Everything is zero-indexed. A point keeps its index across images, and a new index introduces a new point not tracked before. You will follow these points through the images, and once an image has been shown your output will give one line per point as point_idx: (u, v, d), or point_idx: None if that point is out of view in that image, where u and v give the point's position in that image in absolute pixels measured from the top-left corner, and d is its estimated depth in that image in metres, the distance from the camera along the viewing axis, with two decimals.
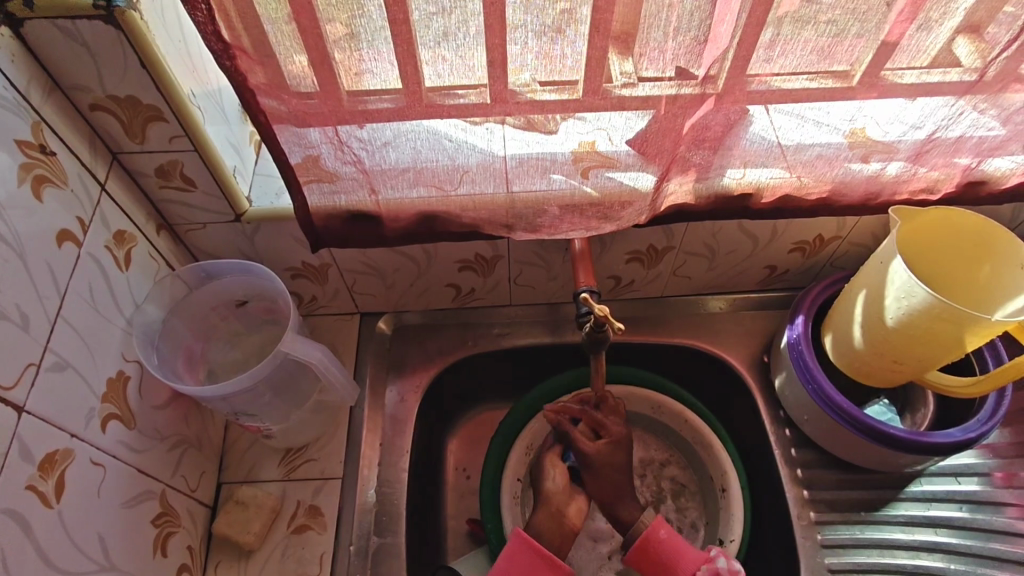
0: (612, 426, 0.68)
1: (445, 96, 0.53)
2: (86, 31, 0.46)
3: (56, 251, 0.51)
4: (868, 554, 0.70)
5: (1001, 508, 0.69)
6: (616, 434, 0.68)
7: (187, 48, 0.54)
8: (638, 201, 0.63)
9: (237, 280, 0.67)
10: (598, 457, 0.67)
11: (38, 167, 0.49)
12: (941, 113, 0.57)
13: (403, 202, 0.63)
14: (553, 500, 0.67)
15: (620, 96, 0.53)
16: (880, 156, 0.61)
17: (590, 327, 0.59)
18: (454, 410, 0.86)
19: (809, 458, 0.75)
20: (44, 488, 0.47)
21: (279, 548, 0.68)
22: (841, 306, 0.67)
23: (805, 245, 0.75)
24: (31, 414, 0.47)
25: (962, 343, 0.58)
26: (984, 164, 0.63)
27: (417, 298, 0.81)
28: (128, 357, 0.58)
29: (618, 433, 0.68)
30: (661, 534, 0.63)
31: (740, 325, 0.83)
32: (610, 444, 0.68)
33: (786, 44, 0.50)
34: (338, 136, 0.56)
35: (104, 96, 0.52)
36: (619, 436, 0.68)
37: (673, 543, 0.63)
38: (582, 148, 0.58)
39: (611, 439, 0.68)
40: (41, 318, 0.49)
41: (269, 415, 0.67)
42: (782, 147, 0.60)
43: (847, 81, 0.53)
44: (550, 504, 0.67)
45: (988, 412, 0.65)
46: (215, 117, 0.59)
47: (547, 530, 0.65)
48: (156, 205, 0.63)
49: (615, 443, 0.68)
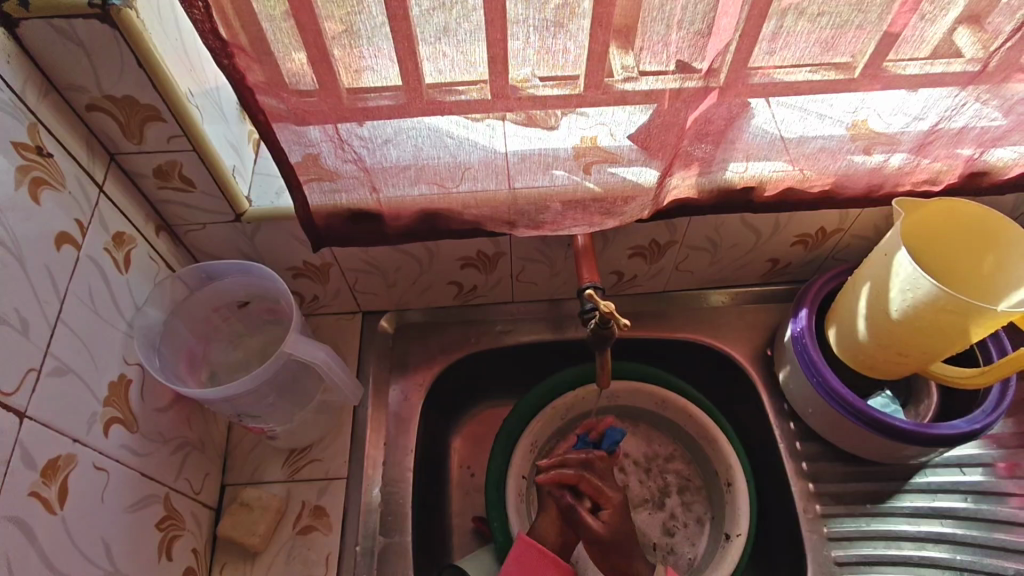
0: (609, 495, 0.67)
1: (446, 92, 0.52)
2: (81, 30, 0.46)
3: (55, 254, 0.50)
4: (874, 546, 0.70)
5: (1003, 498, 0.69)
6: (614, 502, 0.67)
7: (184, 47, 0.53)
8: (641, 195, 0.63)
9: (237, 282, 0.66)
10: (605, 533, 0.65)
11: (35, 169, 0.49)
12: (944, 104, 0.57)
13: (404, 200, 0.63)
14: (554, 511, 0.68)
15: (622, 90, 0.53)
16: (883, 147, 0.61)
17: (595, 323, 0.58)
18: (457, 408, 0.85)
19: (814, 450, 0.75)
20: (47, 493, 0.47)
21: (285, 549, 0.67)
22: (845, 298, 0.67)
23: (808, 238, 0.75)
24: (33, 420, 0.46)
25: (967, 334, 0.58)
26: (987, 155, 0.63)
27: (418, 296, 0.80)
28: (129, 360, 0.58)
29: (616, 500, 0.67)
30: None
31: (742, 318, 0.83)
32: (611, 512, 0.66)
33: (788, 36, 0.49)
34: (339, 134, 0.56)
35: (101, 97, 0.51)
36: (617, 502, 0.67)
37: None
38: (584, 143, 0.58)
39: (611, 508, 0.66)
40: (41, 322, 0.48)
41: (272, 415, 0.66)
42: (785, 139, 0.60)
43: (849, 72, 0.53)
44: (552, 511, 0.68)
45: (994, 403, 0.65)
46: (213, 116, 0.58)
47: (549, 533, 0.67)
48: (155, 206, 0.63)
49: (616, 513, 0.66)
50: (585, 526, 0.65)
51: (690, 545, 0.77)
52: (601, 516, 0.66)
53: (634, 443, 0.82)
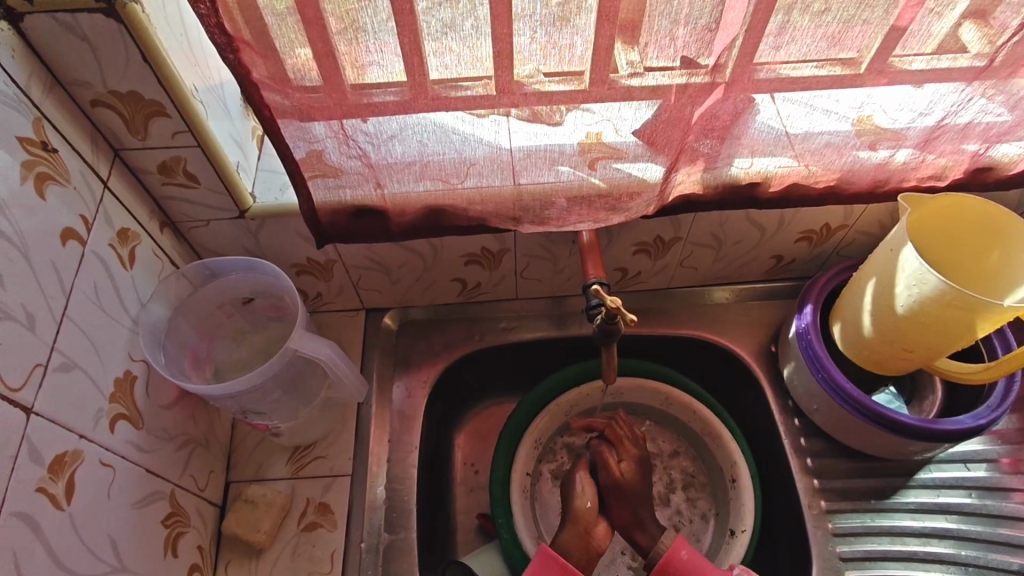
0: (629, 446, 0.71)
1: (451, 88, 0.52)
2: (85, 24, 0.46)
3: (60, 250, 0.50)
4: (878, 542, 0.70)
5: (1007, 493, 0.69)
6: (632, 453, 0.71)
7: (189, 41, 0.53)
8: (646, 191, 0.62)
9: (242, 279, 0.66)
10: (622, 478, 0.68)
11: (41, 164, 0.48)
12: (950, 99, 0.57)
13: (409, 196, 0.63)
14: (582, 519, 0.67)
15: (627, 86, 0.53)
16: (888, 143, 0.61)
17: (601, 319, 0.58)
18: (461, 405, 0.85)
19: (818, 447, 0.75)
20: (54, 489, 0.47)
21: (291, 546, 0.67)
22: (850, 294, 0.67)
23: (812, 234, 0.75)
24: (40, 415, 0.46)
25: (973, 329, 0.58)
26: (992, 150, 0.63)
27: (422, 294, 0.80)
28: (134, 356, 0.58)
29: (634, 453, 0.71)
30: (680, 554, 0.62)
31: (746, 315, 0.83)
32: (630, 462, 0.70)
33: (795, 31, 0.49)
34: (344, 130, 0.56)
35: (106, 92, 0.51)
36: (636, 453, 0.71)
37: (694, 562, 0.61)
38: (589, 139, 0.58)
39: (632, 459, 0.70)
40: (47, 317, 0.48)
41: (277, 412, 0.66)
42: (790, 135, 0.60)
43: (855, 68, 0.53)
44: (579, 523, 0.67)
45: (999, 398, 0.65)
46: (218, 112, 0.58)
47: (574, 546, 0.65)
48: (159, 202, 0.62)
49: (634, 462, 0.70)
50: (606, 469, 0.69)
51: (695, 541, 0.77)
52: (621, 463, 0.70)
53: None
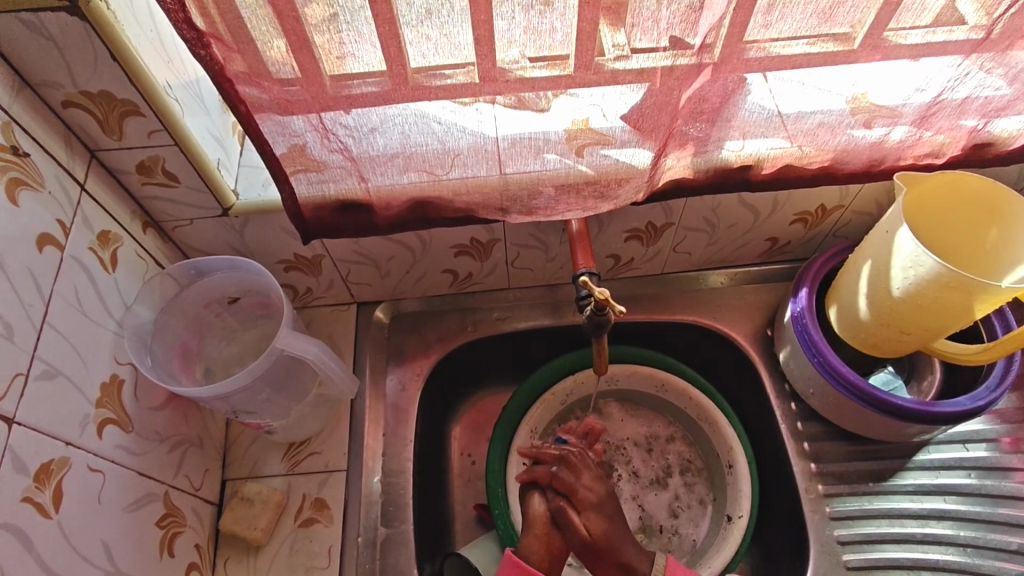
0: (585, 495, 0.61)
1: (431, 77, 0.51)
2: (50, 23, 0.44)
3: (37, 255, 0.49)
4: (877, 524, 0.69)
5: (1007, 473, 0.69)
6: (590, 501, 0.61)
7: (160, 38, 0.52)
8: (635, 177, 0.61)
9: (227, 277, 0.66)
10: (587, 531, 0.60)
11: (12, 169, 0.48)
12: (947, 74, 0.55)
13: (394, 189, 0.62)
14: (538, 521, 0.62)
15: (613, 69, 0.51)
16: (884, 120, 0.59)
17: (590, 310, 0.56)
18: (456, 396, 0.85)
19: (815, 430, 0.74)
20: (41, 497, 0.47)
21: (288, 542, 0.67)
22: (846, 277, 0.66)
23: (808, 216, 0.74)
24: (23, 425, 0.46)
25: (971, 311, 0.57)
26: (990, 126, 0.61)
27: (413, 286, 0.79)
28: (120, 360, 0.57)
29: (591, 500, 0.61)
30: None
31: (742, 298, 0.82)
32: (593, 512, 0.61)
33: (784, 8, 0.47)
34: (323, 124, 0.54)
35: (76, 92, 0.50)
36: (596, 499, 0.61)
37: None
38: (575, 126, 0.56)
39: (590, 511, 0.61)
40: (26, 325, 0.47)
41: (267, 411, 0.66)
42: (783, 116, 0.58)
43: (848, 43, 0.51)
44: (535, 525, 0.62)
45: (998, 378, 0.64)
46: (194, 108, 0.57)
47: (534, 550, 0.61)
48: (140, 202, 0.62)
49: (598, 512, 0.61)
50: (569, 527, 0.61)
51: (693, 527, 0.76)
52: (581, 516, 0.61)
53: (633, 426, 0.82)
